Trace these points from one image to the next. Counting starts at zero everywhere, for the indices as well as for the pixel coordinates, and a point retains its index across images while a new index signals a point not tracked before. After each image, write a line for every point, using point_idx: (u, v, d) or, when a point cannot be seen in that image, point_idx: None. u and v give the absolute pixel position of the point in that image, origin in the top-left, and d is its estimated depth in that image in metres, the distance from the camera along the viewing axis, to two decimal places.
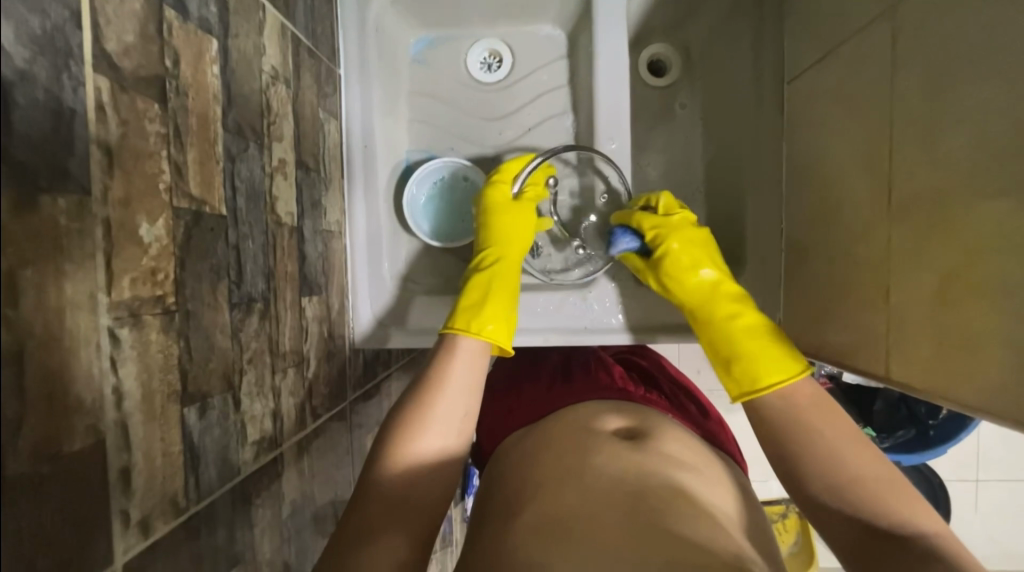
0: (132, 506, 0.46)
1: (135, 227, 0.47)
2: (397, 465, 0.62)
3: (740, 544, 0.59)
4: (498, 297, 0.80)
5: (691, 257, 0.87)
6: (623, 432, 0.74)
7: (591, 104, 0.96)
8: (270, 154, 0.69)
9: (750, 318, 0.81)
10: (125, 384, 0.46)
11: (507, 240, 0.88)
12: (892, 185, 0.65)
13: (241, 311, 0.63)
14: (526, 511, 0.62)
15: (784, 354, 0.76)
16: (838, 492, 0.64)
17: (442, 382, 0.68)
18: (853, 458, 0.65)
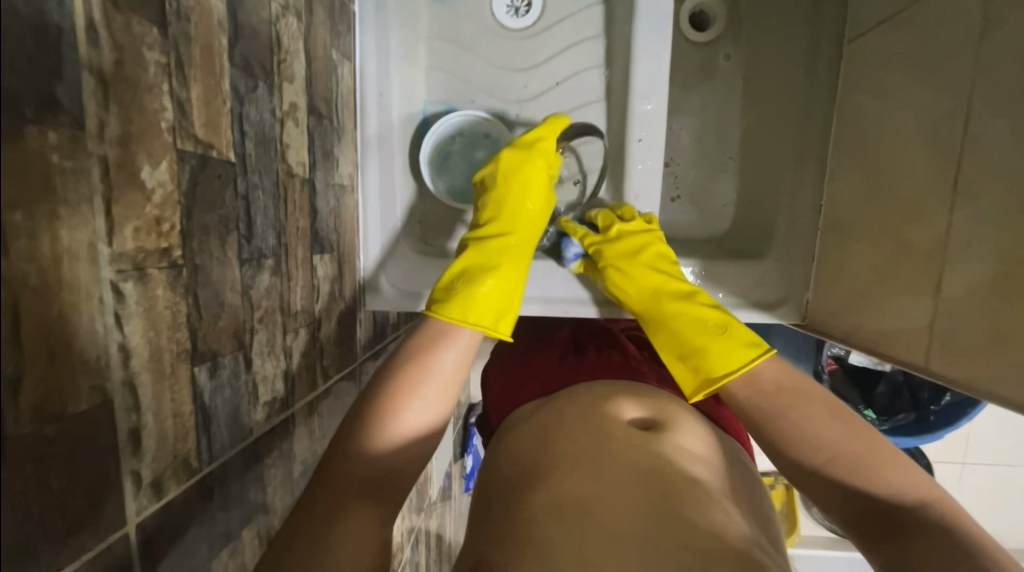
0: (143, 467, 0.45)
1: (137, 170, 0.42)
2: (382, 437, 0.59)
3: (748, 528, 0.58)
4: (515, 291, 0.76)
5: (630, 263, 0.85)
6: (640, 420, 0.70)
7: (627, 58, 0.88)
8: (280, 96, 0.63)
9: (690, 315, 0.78)
10: (131, 342, 0.42)
11: (518, 215, 0.81)
12: (961, 163, 0.60)
13: (252, 268, 0.59)
14: (538, 488, 0.60)
15: (737, 343, 0.72)
16: (834, 477, 0.60)
17: (433, 347, 0.65)
18: (845, 438, 0.61)
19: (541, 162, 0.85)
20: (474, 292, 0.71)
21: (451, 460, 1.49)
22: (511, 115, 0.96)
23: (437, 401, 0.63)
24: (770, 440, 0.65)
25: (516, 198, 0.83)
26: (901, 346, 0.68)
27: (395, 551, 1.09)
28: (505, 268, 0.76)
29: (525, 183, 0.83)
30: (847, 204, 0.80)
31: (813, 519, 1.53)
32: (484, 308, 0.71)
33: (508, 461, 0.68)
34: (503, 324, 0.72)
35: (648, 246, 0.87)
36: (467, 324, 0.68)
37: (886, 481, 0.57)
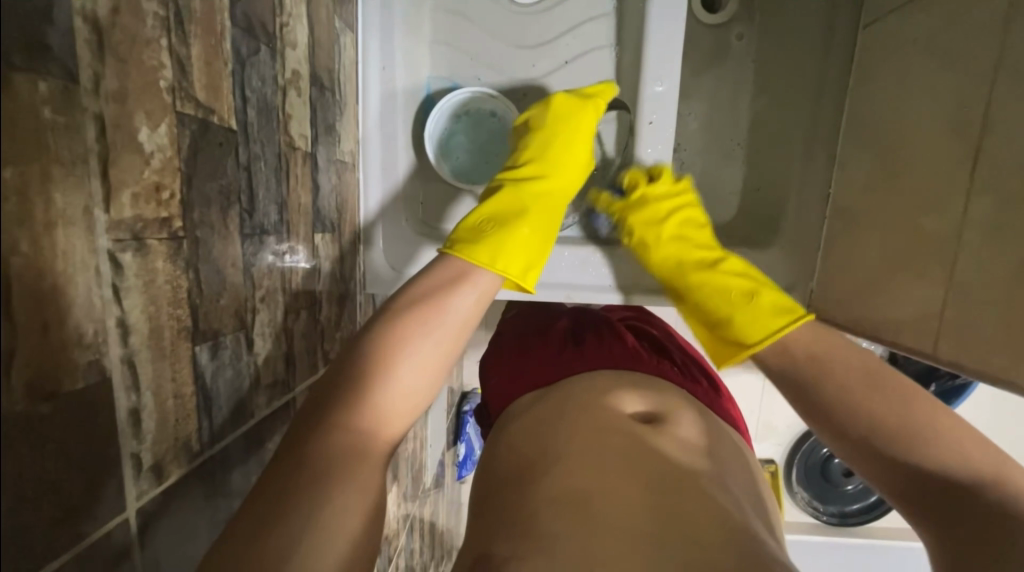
0: (143, 450, 0.42)
1: (135, 130, 0.39)
2: (359, 401, 0.51)
3: (752, 524, 0.57)
4: (541, 244, 0.73)
5: (657, 238, 0.87)
6: (641, 414, 0.68)
7: (641, 38, 0.86)
8: (282, 63, 0.60)
9: (720, 283, 0.80)
10: (130, 316, 0.40)
11: (557, 174, 0.80)
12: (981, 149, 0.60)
13: (253, 243, 0.56)
14: (540, 484, 0.58)
15: (767, 310, 0.76)
16: (882, 447, 0.61)
17: (426, 303, 0.58)
18: (885, 411, 0.61)
19: (592, 113, 0.83)
20: (506, 238, 0.69)
21: (445, 447, 1.48)
22: (518, 94, 0.94)
23: (448, 343, 0.57)
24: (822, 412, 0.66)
25: (562, 145, 0.81)
26: (910, 333, 0.68)
27: (390, 537, 1.08)
28: (535, 216, 0.74)
29: (568, 138, 0.81)
30: (858, 192, 0.80)
31: (798, 505, 1.56)
32: (513, 257, 0.68)
33: (512, 449, 0.67)
34: (529, 276, 0.70)
35: (675, 211, 0.87)
36: (494, 271, 0.65)
37: (935, 451, 0.57)
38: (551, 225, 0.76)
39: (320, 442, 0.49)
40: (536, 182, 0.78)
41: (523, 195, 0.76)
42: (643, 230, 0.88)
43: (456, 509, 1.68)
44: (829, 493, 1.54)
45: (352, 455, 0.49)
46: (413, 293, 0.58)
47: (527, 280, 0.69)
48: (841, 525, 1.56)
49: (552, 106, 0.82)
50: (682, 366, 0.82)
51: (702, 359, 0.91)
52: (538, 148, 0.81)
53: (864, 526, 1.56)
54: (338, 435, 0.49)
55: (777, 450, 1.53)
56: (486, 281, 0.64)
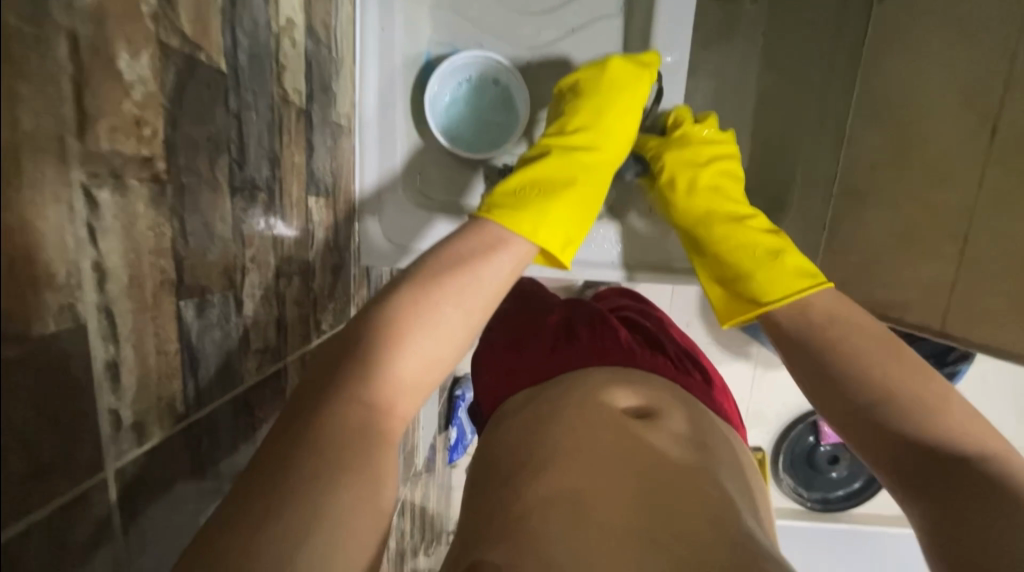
0: (123, 407, 0.39)
1: (114, 57, 0.35)
2: (372, 374, 0.49)
3: (744, 519, 0.55)
4: (584, 217, 0.71)
5: (687, 188, 0.81)
6: (634, 409, 0.66)
7: (651, 7, 0.84)
8: (276, 8, 0.56)
9: (747, 236, 0.76)
10: (108, 261, 0.37)
11: (605, 146, 0.77)
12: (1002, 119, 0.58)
13: (244, 199, 0.53)
14: (534, 478, 0.56)
15: (795, 271, 0.70)
16: (885, 415, 0.56)
17: (451, 272, 0.55)
18: (902, 376, 0.57)
19: (646, 83, 0.80)
20: (547, 208, 0.66)
21: (436, 430, 1.46)
22: (524, 63, 0.90)
23: (476, 310, 0.55)
24: (825, 369, 0.62)
25: (611, 115, 0.78)
26: (919, 311, 0.68)
27: None
28: (580, 187, 0.71)
29: (618, 109, 0.78)
30: (867, 170, 0.78)
31: (784, 493, 1.58)
32: (554, 228, 0.65)
33: (507, 440, 0.65)
34: (567, 250, 0.67)
35: (713, 161, 0.83)
36: (536, 241, 0.62)
37: (943, 418, 0.54)
38: (595, 198, 0.73)
39: (330, 422, 0.46)
40: (582, 153, 0.75)
41: (568, 165, 0.73)
42: (676, 166, 0.83)
43: (445, 494, 1.66)
44: (815, 481, 1.55)
45: (356, 438, 0.46)
46: (432, 264, 0.55)
47: (564, 254, 0.66)
48: (824, 511, 1.58)
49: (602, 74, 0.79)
50: (676, 360, 0.81)
51: (698, 352, 0.90)
52: (589, 113, 0.78)
53: (847, 513, 1.58)
54: (351, 411, 0.47)
55: (765, 438, 1.54)
56: (524, 248, 0.61)
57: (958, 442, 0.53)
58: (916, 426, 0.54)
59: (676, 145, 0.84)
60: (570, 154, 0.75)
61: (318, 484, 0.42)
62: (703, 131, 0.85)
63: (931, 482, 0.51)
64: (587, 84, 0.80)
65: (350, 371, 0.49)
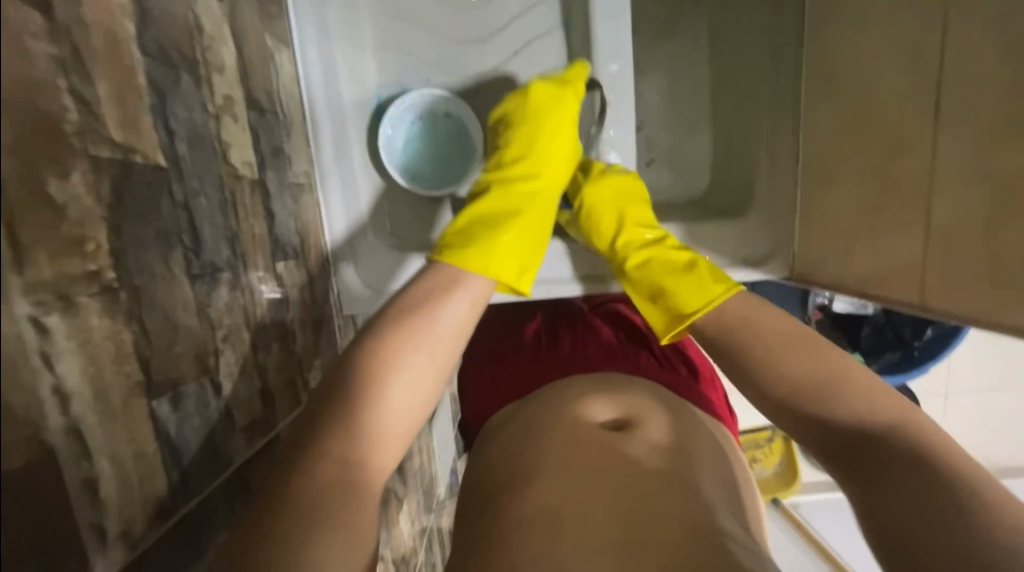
0: (107, 519, 0.40)
1: (43, 184, 0.36)
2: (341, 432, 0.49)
3: (720, 518, 0.54)
4: (536, 243, 0.72)
5: (612, 219, 0.82)
6: (611, 424, 0.66)
7: (586, 18, 0.84)
8: (211, 91, 0.56)
9: (662, 257, 0.76)
10: (68, 382, 0.37)
11: (547, 169, 0.78)
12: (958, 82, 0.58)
13: (206, 283, 0.53)
14: (514, 502, 0.56)
15: (700, 279, 0.71)
16: (801, 404, 0.59)
17: (410, 318, 0.55)
18: (803, 366, 0.61)
19: (573, 98, 0.80)
20: (496, 241, 0.66)
21: (456, 455, 1.45)
22: (473, 91, 0.91)
23: (444, 350, 0.55)
24: (745, 381, 0.64)
25: (545, 136, 0.79)
26: (898, 283, 0.68)
27: (407, 555, 1.06)
28: (526, 214, 0.72)
29: (552, 129, 0.79)
30: (827, 146, 0.79)
31: (811, 463, 1.57)
32: (507, 261, 0.65)
33: (494, 459, 0.66)
34: (524, 280, 0.67)
35: (614, 193, 0.83)
36: (493, 277, 0.63)
37: (859, 404, 0.57)
38: (544, 223, 0.74)
39: (302, 485, 0.46)
40: (526, 180, 0.76)
41: (508, 198, 0.74)
42: (596, 203, 0.83)
43: None
44: None
45: (330, 498, 0.46)
46: (394, 313, 0.55)
47: (522, 284, 0.67)
48: None
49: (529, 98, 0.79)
50: (661, 355, 0.81)
51: (688, 345, 0.90)
52: (522, 142, 0.78)
53: None
54: (325, 470, 0.47)
55: None
56: (478, 284, 0.61)
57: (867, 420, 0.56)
58: (834, 413, 0.57)
59: (597, 192, 0.83)
60: (513, 184, 0.75)
61: (290, 546, 0.42)
62: (597, 184, 0.84)
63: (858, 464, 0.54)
64: (515, 114, 0.80)
65: (320, 429, 0.49)
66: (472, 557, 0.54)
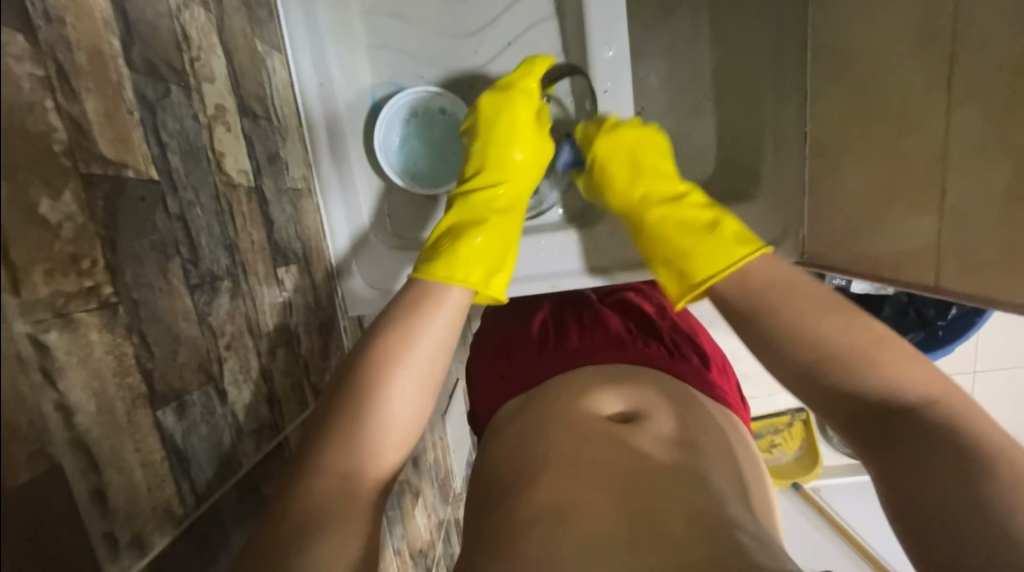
0: (117, 528, 0.41)
1: (34, 204, 0.36)
2: (343, 441, 0.50)
3: (731, 509, 0.54)
4: (505, 247, 0.70)
5: (627, 173, 0.80)
6: (620, 417, 0.66)
7: (579, 3, 0.82)
8: (201, 100, 0.57)
9: (680, 215, 0.73)
10: (71, 396, 0.38)
11: (510, 174, 0.76)
12: (973, 48, 0.55)
13: (205, 293, 0.54)
14: (520, 499, 0.56)
15: (726, 240, 0.68)
16: (833, 376, 0.57)
17: (403, 331, 0.55)
18: (843, 333, 0.57)
19: (524, 101, 0.79)
20: (462, 250, 0.65)
21: (471, 449, 1.46)
22: (467, 85, 0.90)
23: (436, 355, 0.56)
24: (770, 345, 0.61)
25: (501, 145, 0.77)
26: (912, 263, 0.65)
27: (425, 549, 1.07)
28: (491, 221, 0.71)
29: (508, 134, 0.77)
30: (836, 124, 0.75)
31: (833, 449, 1.54)
32: (473, 266, 0.64)
33: (500, 456, 0.66)
34: (493, 283, 0.66)
35: (637, 140, 0.81)
36: (462, 284, 0.62)
37: (890, 381, 0.54)
38: (513, 224, 0.73)
39: (309, 493, 0.47)
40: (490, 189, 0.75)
41: (473, 207, 0.73)
42: (611, 151, 0.81)
43: None
44: None
45: (339, 507, 0.47)
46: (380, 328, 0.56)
47: (492, 288, 0.66)
48: None
49: (484, 106, 0.78)
50: (670, 344, 0.79)
51: (699, 332, 0.88)
52: (481, 155, 0.78)
53: None
54: (326, 477, 0.48)
55: None
56: (457, 299, 0.61)
57: (898, 395, 0.54)
58: (867, 385, 0.55)
59: (604, 145, 0.82)
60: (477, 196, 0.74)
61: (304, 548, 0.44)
62: (610, 134, 0.82)
63: (887, 437, 0.53)
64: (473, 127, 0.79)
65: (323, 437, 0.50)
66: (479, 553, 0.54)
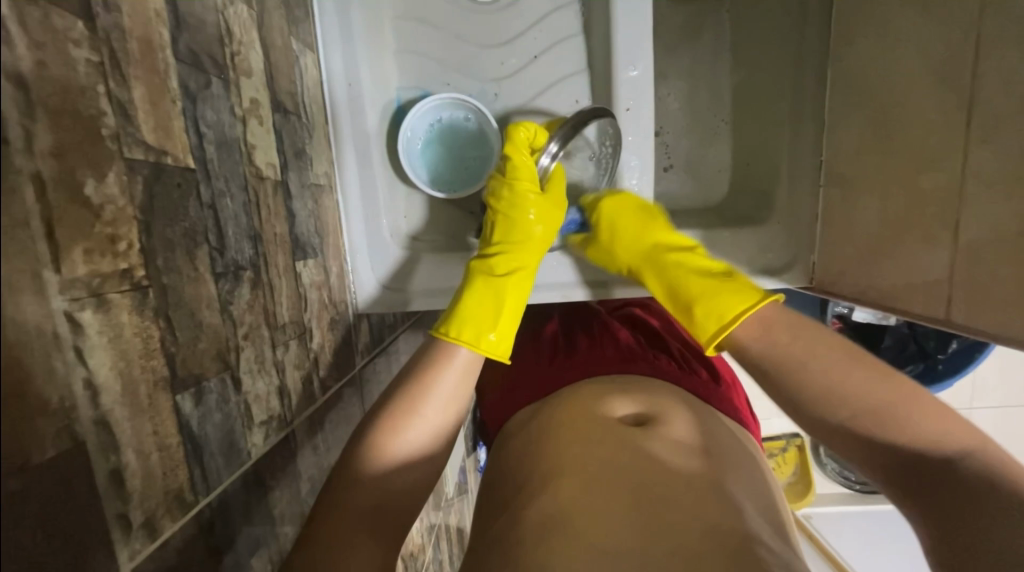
0: (131, 510, 0.41)
1: (79, 184, 0.37)
2: (369, 469, 0.56)
3: (751, 523, 0.55)
4: (510, 308, 0.72)
5: (636, 227, 0.81)
6: (631, 418, 0.67)
7: (607, 23, 0.84)
8: (238, 93, 0.58)
9: (693, 264, 0.76)
10: (98, 376, 0.38)
11: (517, 250, 0.77)
12: (995, 91, 0.56)
13: (229, 282, 0.55)
14: (533, 503, 0.58)
15: (738, 286, 0.70)
16: (864, 427, 0.58)
17: (425, 390, 0.62)
18: (868, 387, 0.59)
19: (526, 182, 0.80)
20: (469, 313, 0.70)
21: (466, 454, 1.46)
22: (491, 95, 0.91)
23: (446, 415, 0.62)
24: (789, 399, 0.63)
25: (508, 224, 0.79)
26: (921, 297, 0.67)
27: (415, 552, 1.07)
28: (486, 290, 0.72)
29: (511, 214, 0.79)
30: (852, 156, 0.77)
31: (826, 476, 1.55)
32: (471, 326, 0.68)
33: (509, 464, 0.67)
34: (489, 343, 0.68)
35: (637, 203, 0.84)
36: (455, 341, 0.67)
37: (904, 434, 0.56)
38: (521, 297, 0.74)
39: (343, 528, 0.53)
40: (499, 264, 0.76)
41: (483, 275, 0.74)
42: (611, 213, 0.84)
43: None
44: None
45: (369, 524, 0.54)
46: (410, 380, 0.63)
47: (492, 346, 0.68)
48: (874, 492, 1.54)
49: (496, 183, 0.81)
50: (681, 358, 0.80)
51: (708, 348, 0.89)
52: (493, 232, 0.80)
53: None
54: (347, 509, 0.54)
55: None
56: (468, 358, 0.66)
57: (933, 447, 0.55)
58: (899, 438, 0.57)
59: (608, 208, 0.84)
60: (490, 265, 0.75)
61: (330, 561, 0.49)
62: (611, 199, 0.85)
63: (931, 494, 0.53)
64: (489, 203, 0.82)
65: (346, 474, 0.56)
66: (490, 556, 0.55)
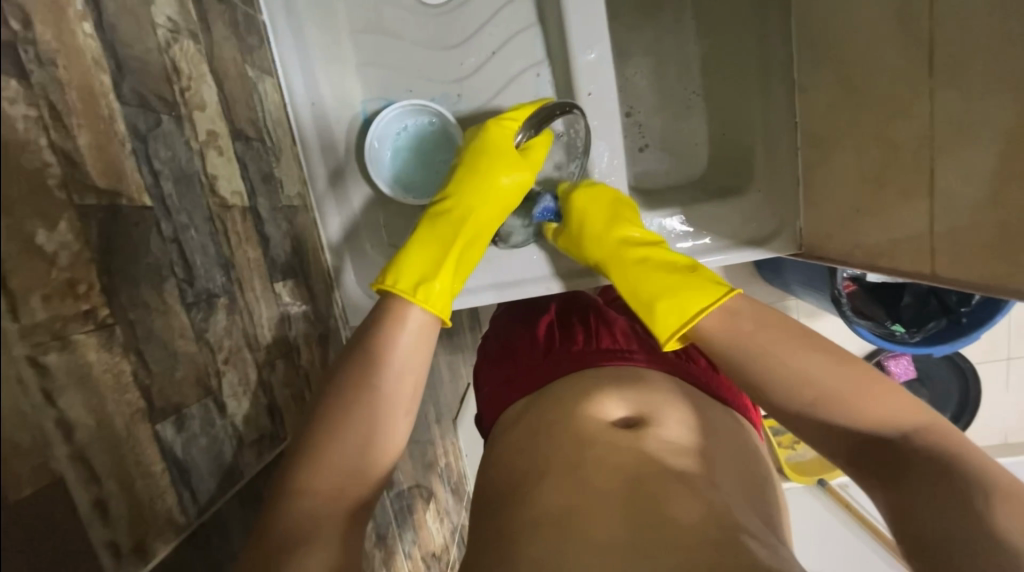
0: (121, 537, 0.43)
1: (31, 235, 0.39)
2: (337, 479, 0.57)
3: (735, 511, 0.55)
4: (450, 269, 0.71)
5: (603, 220, 0.81)
6: (623, 419, 0.66)
7: (559, 11, 0.83)
8: (193, 127, 0.60)
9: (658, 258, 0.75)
10: (70, 414, 0.41)
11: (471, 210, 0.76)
12: (960, 29, 0.53)
13: (202, 310, 0.57)
14: (521, 506, 0.58)
15: (699, 281, 0.70)
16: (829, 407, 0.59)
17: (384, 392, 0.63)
18: (835, 367, 0.60)
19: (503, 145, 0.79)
20: (413, 261, 0.70)
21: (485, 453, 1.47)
22: (454, 96, 0.91)
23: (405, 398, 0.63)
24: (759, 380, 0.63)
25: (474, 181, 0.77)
26: (907, 253, 0.64)
27: (438, 553, 1.08)
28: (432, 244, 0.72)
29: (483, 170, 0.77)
30: (827, 114, 0.74)
31: None
32: (415, 279, 0.69)
33: (501, 465, 0.67)
34: (431, 296, 0.67)
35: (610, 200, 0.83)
36: (392, 289, 0.67)
37: (862, 414, 0.58)
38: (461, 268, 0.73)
39: None
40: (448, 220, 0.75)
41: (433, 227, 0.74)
42: (585, 206, 0.82)
43: None
44: None
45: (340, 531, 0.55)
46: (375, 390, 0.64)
47: (434, 302, 0.67)
48: None
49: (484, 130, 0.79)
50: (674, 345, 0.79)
51: None
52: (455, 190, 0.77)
53: None
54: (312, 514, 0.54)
55: None
56: (422, 317, 0.66)
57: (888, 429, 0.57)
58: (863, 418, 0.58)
59: (581, 199, 0.83)
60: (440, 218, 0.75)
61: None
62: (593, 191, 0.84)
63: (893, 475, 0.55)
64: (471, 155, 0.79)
65: (314, 503, 0.54)
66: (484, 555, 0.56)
